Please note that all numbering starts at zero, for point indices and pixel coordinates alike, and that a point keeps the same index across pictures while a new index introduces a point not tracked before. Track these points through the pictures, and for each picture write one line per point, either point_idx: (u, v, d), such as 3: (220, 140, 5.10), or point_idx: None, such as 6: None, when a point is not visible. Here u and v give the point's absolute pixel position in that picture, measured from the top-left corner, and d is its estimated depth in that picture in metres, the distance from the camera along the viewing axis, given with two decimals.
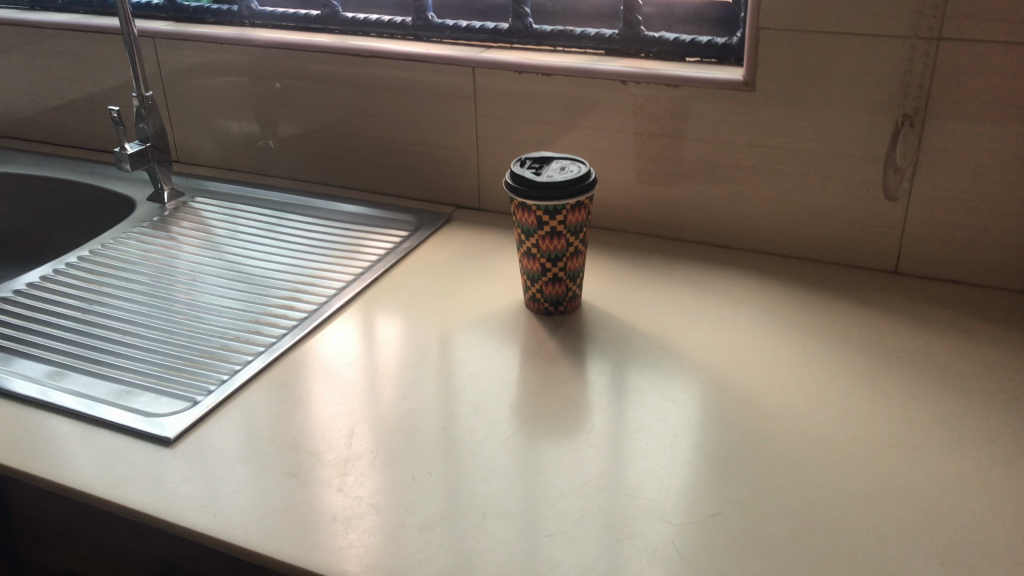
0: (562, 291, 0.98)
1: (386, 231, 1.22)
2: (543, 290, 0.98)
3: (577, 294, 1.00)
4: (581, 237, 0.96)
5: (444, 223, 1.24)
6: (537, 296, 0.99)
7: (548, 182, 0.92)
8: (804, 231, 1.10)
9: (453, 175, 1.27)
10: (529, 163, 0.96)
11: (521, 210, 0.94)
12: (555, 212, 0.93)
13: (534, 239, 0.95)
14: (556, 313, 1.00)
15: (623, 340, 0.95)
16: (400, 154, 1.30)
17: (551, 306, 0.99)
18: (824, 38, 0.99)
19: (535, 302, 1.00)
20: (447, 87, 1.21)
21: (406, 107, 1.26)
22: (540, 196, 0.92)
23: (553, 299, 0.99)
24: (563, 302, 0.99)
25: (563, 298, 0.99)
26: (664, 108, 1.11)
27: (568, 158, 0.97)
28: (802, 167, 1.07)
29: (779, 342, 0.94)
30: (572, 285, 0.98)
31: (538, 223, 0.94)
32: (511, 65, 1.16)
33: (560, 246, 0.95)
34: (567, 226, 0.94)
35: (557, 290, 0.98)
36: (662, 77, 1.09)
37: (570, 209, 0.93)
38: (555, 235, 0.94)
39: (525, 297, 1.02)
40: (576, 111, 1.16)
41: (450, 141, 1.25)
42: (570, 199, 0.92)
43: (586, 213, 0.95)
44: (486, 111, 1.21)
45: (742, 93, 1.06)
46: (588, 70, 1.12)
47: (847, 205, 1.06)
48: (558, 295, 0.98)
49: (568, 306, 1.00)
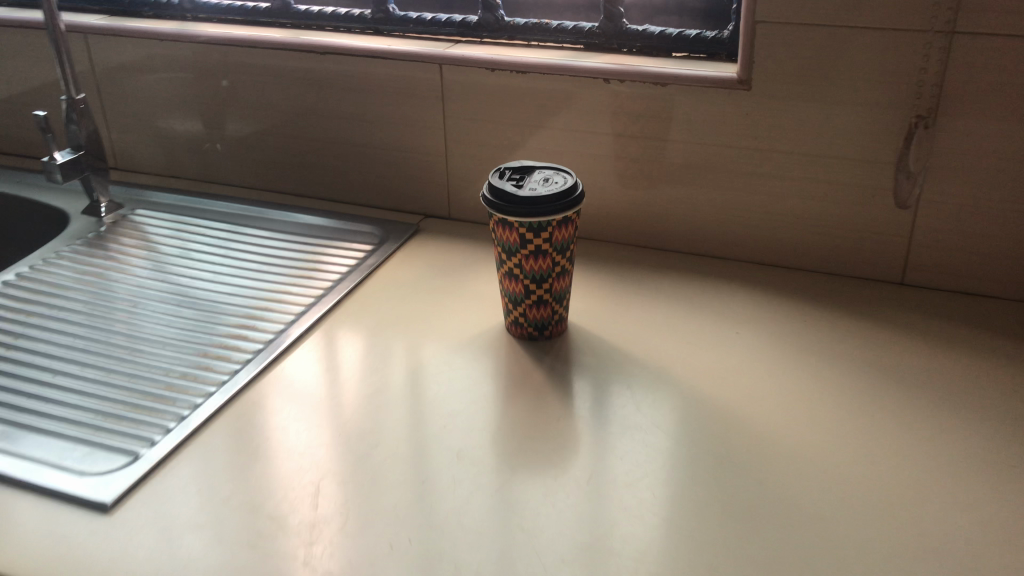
0: (546, 315, 0.89)
1: (348, 244, 1.12)
2: (526, 314, 0.89)
3: (564, 317, 0.91)
4: (567, 255, 0.87)
5: (412, 235, 1.14)
6: (520, 320, 0.90)
7: (531, 196, 0.82)
8: (801, 241, 1.02)
9: (420, 181, 1.17)
10: (509, 174, 0.87)
11: (502, 227, 0.85)
12: (539, 228, 0.83)
13: (516, 259, 0.86)
14: (542, 338, 0.91)
15: (617, 368, 0.87)
16: (361, 160, 1.19)
17: (535, 331, 0.90)
18: (827, 32, 0.91)
19: (517, 327, 0.91)
20: (412, 87, 1.11)
21: (368, 109, 1.15)
22: (523, 211, 0.82)
23: (537, 324, 0.90)
24: (548, 327, 0.90)
25: (548, 322, 0.90)
26: (651, 108, 1.02)
27: (552, 168, 0.88)
28: (802, 172, 0.99)
29: (786, 369, 0.86)
30: (558, 308, 0.89)
31: (521, 242, 0.85)
32: (482, 62, 1.06)
33: (544, 266, 0.86)
34: (553, 243, 0.85)
35: (541, 315, 0.89)
36: (648, 75, 1.00)
37: (555, 225, 0.84)
38: (539, 254, 0.85)
39: (506, 321, 0.93)
40: (554, 112, 1.06)
41: (417, 145, 1.15)
42: (556, 214, 0.83)
43: (573, 229, 0.86)
44: (455, 112, 1.11)
45: (737, 92, 0.97)
46: (567, 67, 1.03)
47: (850, 213, 0.98)
48: (543, 319, 0.89)
49: (553, 331, 0.91)
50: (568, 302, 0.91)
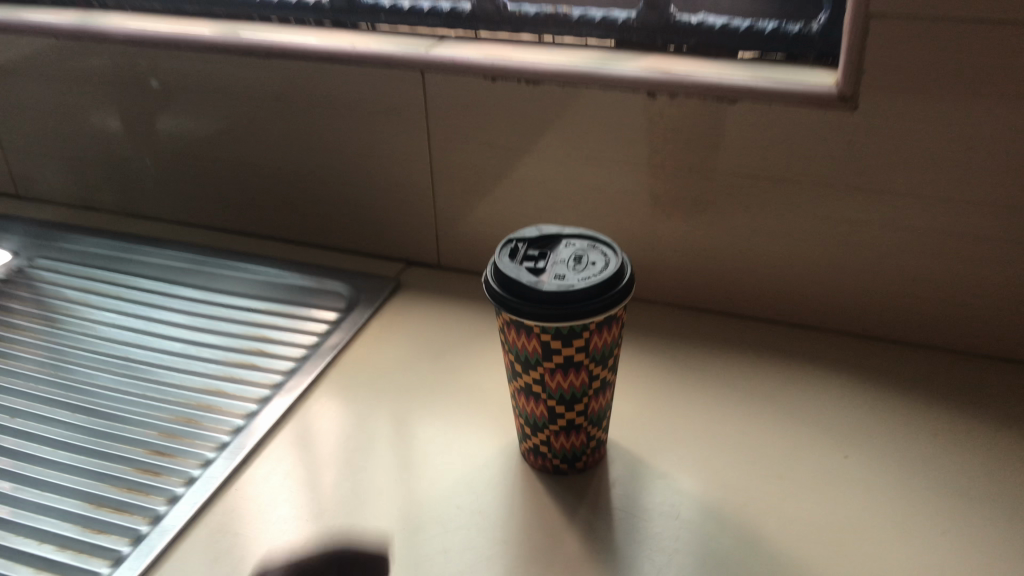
0: (578, 444, 0.63)
1: (308, 311, 0.85)
2: (552, 444, 0.63)
3: (602, 442, 0.65)
4: (609, 363, 0.61)
5: (391, 294, 0.87)
6: (542, 450, 0.64)
7: (559, 291, 0.56)
8: (915, 308, 0.76)
9: (402, 220, 0.90)
10: (524, 249, 0.60)
11: (516, 331, 0.58)
12: (571, 335, 0.57)
13: (537, 374, 0.60)
14: (573, 472, 0.65)
15: (681, 525, 0.60)
16: (324, 192, 0.92)
17: (563, 463, 0.64)
18: (976, 30, 0.63)
19: (536, 457, 0.65)
20: (385, 100, 0.83)
21: (330, 128, 0.88)
22: (547, 314, 0.56)
23: (566, 455, 0.64)
24: (581, 457, 0.64)
25: (580, 452, 0.64)
26: (713, 133, 0.74)
27: (584, 239, 0.62)
28: (923, 221, 0.72)
29: (926, 524, 0.60)
30: (595, 432, 0.64)
31: (544, 353, 0.58)
32: (480, 69, 0.78)
33: (577, 383, 0.60)
34: (590, 353, 0.59)
35: (571, 444, 0.63)
36: (711, 86, 0.72)
37: (594, 329, 0.57)
38: (570, 368, 0.59)
39: (522, 446, 0.67)
40: (578, 135, 0.79)
41: (395, 175, 0.88)
42: (595, 315, 0.56)
43: (619, 328, 0.60)
44: (445, 133, 0.83)
45: (836, 112, 0.70)
46: (596, 76, 0.75)
47: (989, 275, 0.72)
48: (573, 448, 0.63)
49: (587, 462, 0.65)
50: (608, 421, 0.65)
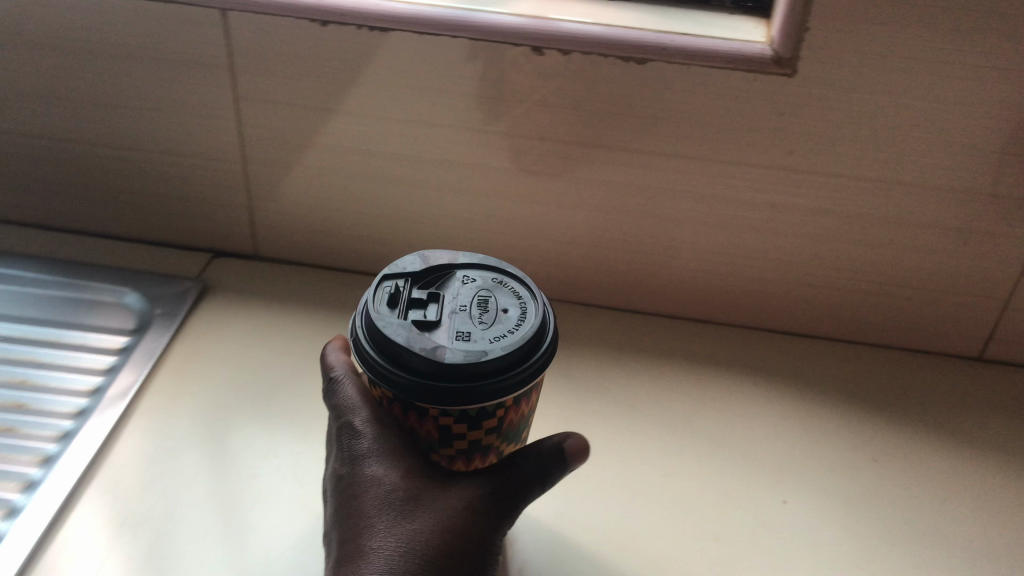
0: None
1: (83, 336, 0.63)
2: None
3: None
4: (525, 435, 0.47)
5: (195, 303, 0.67)
6: None
7: (468, 363, 0.39)
8: (834, 298, 0.66)
9: (203, 202, 0.70)
10: (407, 290, 0.43)
11: (402, 411, 0.43)
12: (479, 421, 0.42)
13: (432, 456, 0.45)
14: None
15: None
16: (90, 168, 0.69)
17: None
18: None
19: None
20: (170, 48, 0.62)
21: (91, 82, 0.64)
22: (448, 394, 0.39)
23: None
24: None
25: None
26: (610, 99, 0.59)
27: (487, 271, 0.45)
28: (852, 204, 0.61)
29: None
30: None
31: (442, 438, 0.43)
32: (305, 9, 0.59)
33: (484, 461, 0.46)
34: (503, 432, 0.44)
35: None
36: (614, 41, 0.57)
37: (510, 409, 0.42)
38: (476, 451, 0.44)
39: None
40: (438, 98, 0.61)
41: (189, 146, 0.67)
42: (511, 393, 0.40)
43: (539, 394, 0.45)
44: (258, 91, 0.63)
45: (763, 79, 0.57)
46: (462, 23, 0.58)
47: (920, 261, 0.63)
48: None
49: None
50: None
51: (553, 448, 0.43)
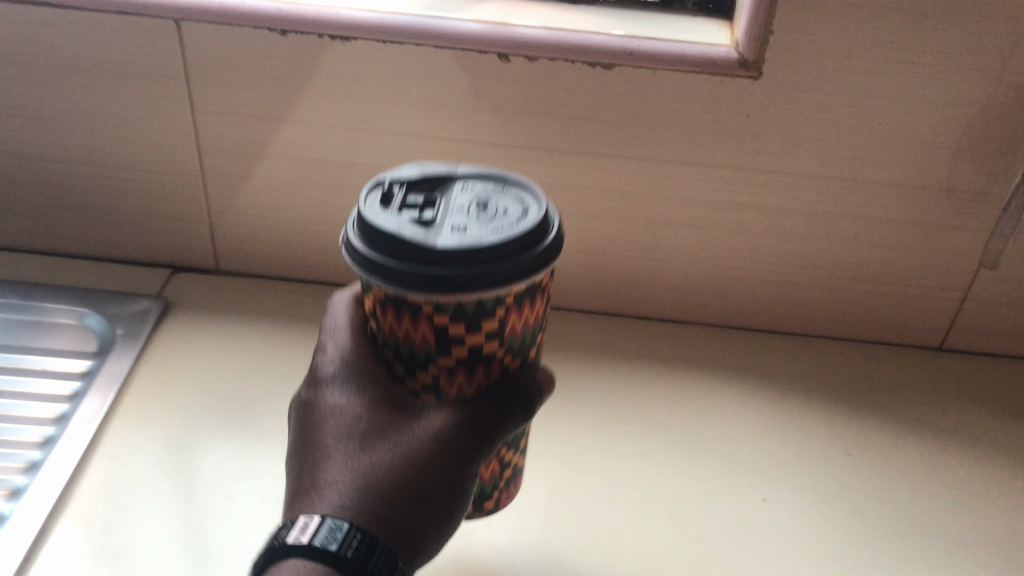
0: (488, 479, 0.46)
1: (43, 362, 0.61)
2: None
3: (517, 470, 0.49)
4: (533, 350, 0.42)
5: (157, 322, 0.65)
6: None
7: (464, 247, 0.35)
8: (801, 296, 0.66)
9: (160, 215, 0.68)
10: (398, 190, 0.39)
11: (391, 312, 0.39)
12: (478, 321, 0.38)
13: (427, 374, 0.41)
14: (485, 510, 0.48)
15: None
16: (39, 183, 0.67)
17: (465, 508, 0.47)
18: None
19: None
20: (126, 60, 0.60)
21: (39, 95, 0.62)
22: (446, 284, 0.35)
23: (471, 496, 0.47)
24: (489, 497, 0.47)
25: (489, 488, 0.47)
26: (578, 104, 0.59)
27: (485, 176, 0.41)
28: (818, 202, 0.62)
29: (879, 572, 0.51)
30: (508, 458, 0.46)
31: (438, 345, 0.39)
32: (265, 19, 0.57)
33: (486, 385, 0.41)
34: (505, 341, 0.40)
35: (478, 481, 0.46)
36: (581, 48, 0.57)
37: (513, 310, 0.38)
38: (478, 364, 0.40)
39: None
40: (402, 107, 0.60)
41: (145, 159, 0.65)
42: (517, 281, 0.36)
43: (545, 303, 0.41)
44: (216, 101, 0.61)
45: (730, 82, 0.57)
46: (427, 31, 0.57)
47: (883, 256, 0.64)
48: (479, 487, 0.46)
49: (497, 500, 0.48)
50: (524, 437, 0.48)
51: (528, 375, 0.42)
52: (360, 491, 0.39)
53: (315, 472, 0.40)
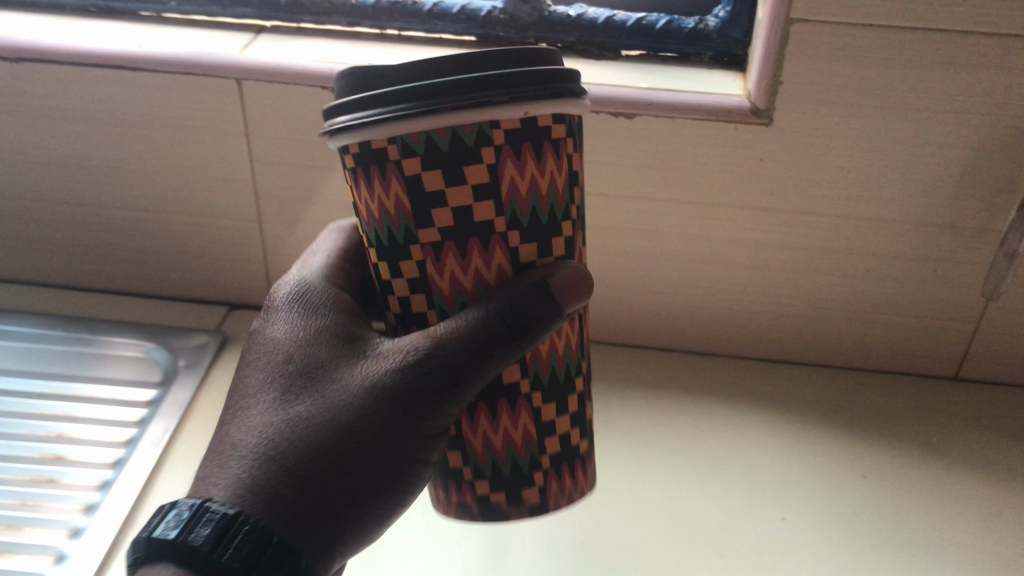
0: (522, 450, 0.41)
1: (113, 391, 0.67)
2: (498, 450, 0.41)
3: (574, 453, 0.43)
4: (547, 235, 0.39)
5: (216, 354, 0.70)
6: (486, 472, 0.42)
7: (443, 61, 0.35)
8: (820, 327, 0.70)
9: (219, 256, 0.73)
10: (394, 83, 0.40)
11: (367, 184, 0.38)
12: (461, 166, 0.36)
13: (412, 260, 0.38)
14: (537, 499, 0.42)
15: None
16: (110, 228, 0.73)
17: (500, 495, 0.42)
18: (896, 36, 0.57)
19: (460, 488, 0.43)
20: (192, 115, 0.66)
21: (112, 147, 0.69)
22: (434, 99, 0.35)
23: (505, 476, 0.42)
24: (529, 482, 0.42)
25: (526, 464, 0.42)
26: (604, 150, 0.64)
27: None
28: (832, 238, 0.65)
29: None
30: (548, 420, 0.42)
31: (417, 209, 0.37)
32: (316, 78, 0.63)
33: (485, 270, 0.38)
34: (503, 206, 0.37)
35: (509, 448, 0.41)
36: (605, 99, 0.61)
37: (506, 155, 0.36)
38: (470, 238, 0.38)
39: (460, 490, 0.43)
40: None
41: (207, 205, 0.71)
42: (506, 106, 0.35)
43: (559, 168, 0.38)
44: (271, 152, 0.67)
45: (744, 128, 0.61)
46: None
47: (896, 289, 0.67)
48: (511, 459, 0.41)
49: (545, 489, 0.42)
50: (573, 402, 0.43)
51: (529, 276, 0.38)
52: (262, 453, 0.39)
53: (232, 430, 0.41)
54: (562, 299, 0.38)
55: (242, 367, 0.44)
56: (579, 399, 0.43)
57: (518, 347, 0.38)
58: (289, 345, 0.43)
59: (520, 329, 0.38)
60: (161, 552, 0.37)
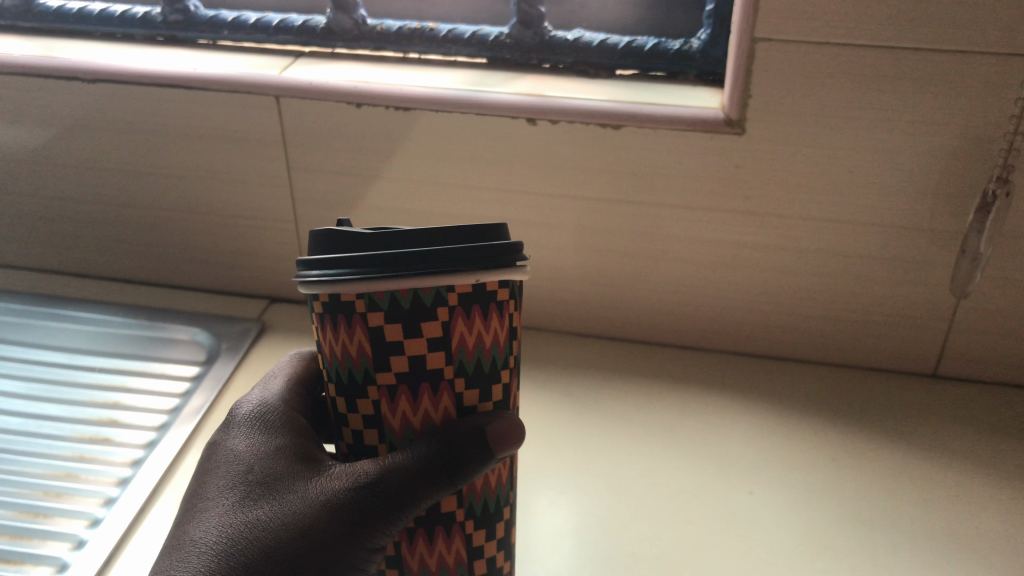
0: (454, 569, 0.47)
1: (165, 367, 0.76)
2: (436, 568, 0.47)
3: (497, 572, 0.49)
4: (489, 384, 0.44)
5: (256, 339, 0.79)
6: None
7: (403, 235, 0.41)
8: (803, 325, 0.75)
9: (262, 255, 0.83)
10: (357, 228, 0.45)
11: (334, 331, 0.42)
12: (418, 322, 0.41)
13: (367, 399, 0.43)
14: None
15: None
16: (169, 228, 0.83)
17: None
18: (853, 54, 0.63)
19: None
20: (240, 128, 0.76)
21: (172, 157, 0.79)
22: (394, 268, 0.40)
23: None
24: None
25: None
26: (597, 158, 0.71)
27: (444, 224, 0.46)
28: (808, 240, 0.71)
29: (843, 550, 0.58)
30: (477, 544, 0.47)
31: (376, 357, 0.42)
32: (343, 94, 0.72)
33: (433, 412, 0.43)
34: (452, 356, 0.42)
35: (441, 567, 0.46)
36: (594, 112, 0.69)
37: (458, 315, 0.42)
38: (422, 384, 0.43)
39: None
40: (454, 163, 0.74)
41: (251, 207, 0.80)
42: (460, 275, 0.41)
43: (502, 324, 0.43)
44: (306, 160, 0.77)
45: (720, 137, 0.68)
46: (471, 102, 0.71)
47: (872, 289, 0.72)
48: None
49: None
50: (501, 527, 0.48)
51: (474, 425, 0.43)
52: (222, 559, 0.45)
53: (198, 535, 0.46)
54: (499, 449, 0.43)
55: (210, 471, 0.49)
56: (507, 525, 0.48)
57: (451, 484, 0.43)
58: (250, 457, 0.48)
59: (454, 470, 0.43)
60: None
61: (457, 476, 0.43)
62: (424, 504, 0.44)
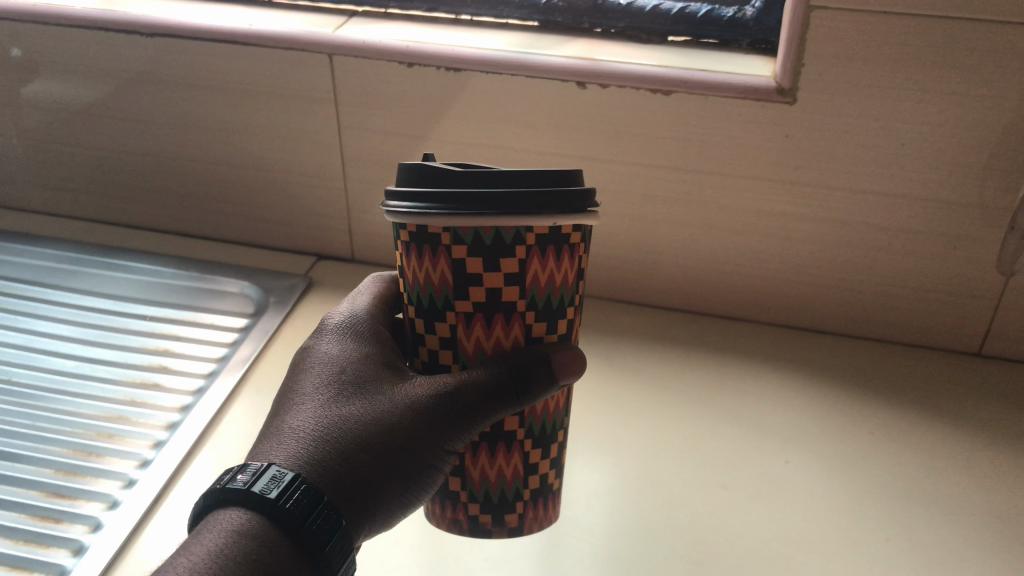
0: (510, 482, 0.48)
1: (217, 318, 0.78)
2: (494, 478, 0.48)
3: (549, 488, 0.50)
4: (559, 317, 0.46)
5: (304, 293, 0.81)
6: (480, 498, 0.48)
7: (487, 174, 0.41)
8: (848, 298, 0.75)
9: (312, 212, 0.84)
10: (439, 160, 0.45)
11: (418, 257, 0.44)
12: (497, 258, 0.43)
13: (446, 323, 0.45)
14: (521, 519, 0.49)
15: (642, 536, 0.56)
16: (223, 184, 0.85)
17: (487, 515, 0.49)
18: (912, 24, 0.63)
19: (452, 507, 0.49)
20: (295, 84, 0.77)
21: (226, 113, 0.81)
22: (478, 209, 0.41)
23: (494, 501, 0.48)
24: (511, 508, 0.49)
25: (511, 494, 0.48)
26: (646, 124, 0.71)
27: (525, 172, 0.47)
28: (857, 213, 0.71)
29: (885, 518, 0.58)
30: (533, 461, 0.48)
31: (456, 284, 0.44)
32: (396, 53, 0.74)
33: (505, 340, 0.45)
34: (525, 291, 0.44)
35: (499, 480, 0.48)
36: (646, 76, 0.69)
37: (534, 253, 0.43)
38: (496, 313, 0.44)
39: (448, 514, 0.50)
40: (503, 125, 0.75)
41: (303, 164, 0.82)
42: (536, 219, 0.42)
43: (573, 266, 0.45)
44: (358, 118, 0.78)
45: (771, 105, 0.68)
46: (523, 64, 0.71)
47: (921, 264, 0.71)
48: (501, 488, 0.48)
49: (522, 515, 0.49)
50: (555, 448, 0.50)
51: (542, 351, 0.44)
52: (315, 444, 0.44)
53: (290, 422, 0.46)
54: (563, 375, 0.44)
55: (299, 374, 0.49)
56: (559, 447, 0.50)
57: (517, 404, 0.44)
58: (338, 360, 0.49)
59: (522, 388, 0.44)
60: (235, 500, 0.42)
61: (528, 392, 0.44)
62: (500, 416, 0.45)
